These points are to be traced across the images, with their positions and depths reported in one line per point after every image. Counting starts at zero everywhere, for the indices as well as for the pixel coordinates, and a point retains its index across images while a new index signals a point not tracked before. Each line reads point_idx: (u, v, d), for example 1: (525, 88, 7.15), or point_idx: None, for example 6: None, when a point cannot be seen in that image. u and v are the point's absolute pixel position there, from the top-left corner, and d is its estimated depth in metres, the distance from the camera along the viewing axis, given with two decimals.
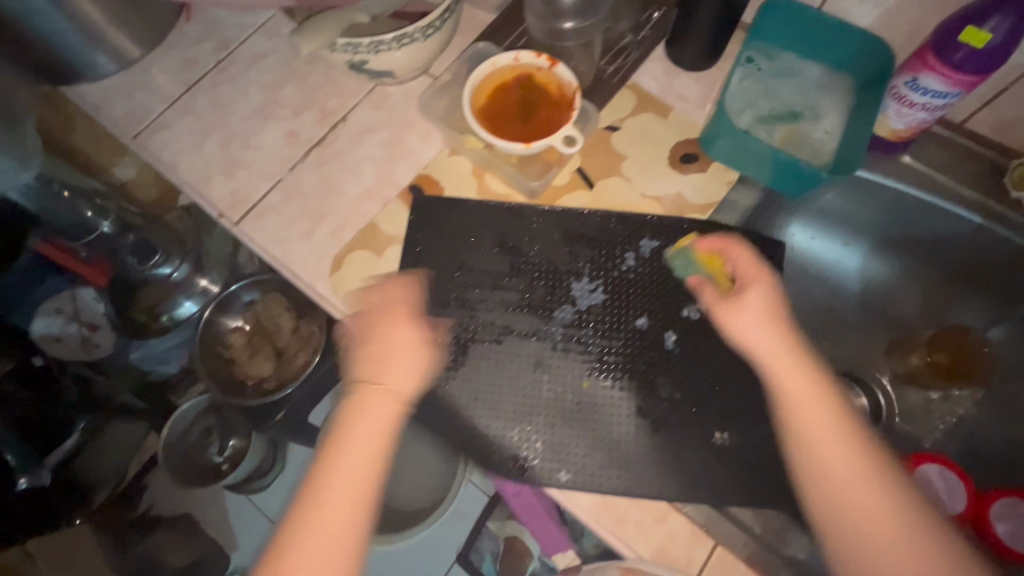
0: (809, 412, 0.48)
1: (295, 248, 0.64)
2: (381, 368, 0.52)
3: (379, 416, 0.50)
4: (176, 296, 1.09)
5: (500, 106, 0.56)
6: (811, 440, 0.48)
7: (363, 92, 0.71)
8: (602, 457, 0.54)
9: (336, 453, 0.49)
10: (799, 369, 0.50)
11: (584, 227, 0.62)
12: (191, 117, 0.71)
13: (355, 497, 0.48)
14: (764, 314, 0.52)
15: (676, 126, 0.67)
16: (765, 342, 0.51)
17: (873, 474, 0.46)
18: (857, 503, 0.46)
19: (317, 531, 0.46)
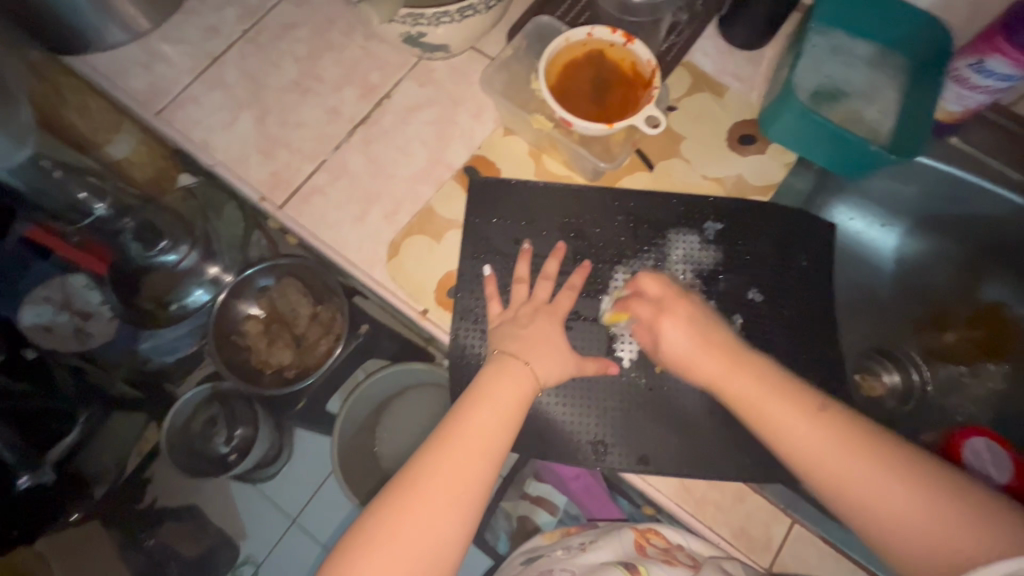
0: (792, 437, 0.48)
1: (347, 233, 0.61)
2: (509, 371, 0.52)
3: (501, 419, 0.50)
4: (185, 284, 1.03)
5: (572, 84, 0.54)
6: (806, 451, 0.47)
7: (407, 67, 0.67)
8: (678, 440, 0.54)
9: (450, 444, 0.49)
10: (730, 364, 0.51)
11: (645, 210, 0.62)
12: (220, 92, 0.67)
13: (459, 490, 0.48)
14: (697, 327, 0.53)
15: (732, 106, 0.66)
16: (718, 381, 0.51)
17: (897, 484, 0.45)
18: (870, 496, 0.45)
19: (421, 512, 0.47)
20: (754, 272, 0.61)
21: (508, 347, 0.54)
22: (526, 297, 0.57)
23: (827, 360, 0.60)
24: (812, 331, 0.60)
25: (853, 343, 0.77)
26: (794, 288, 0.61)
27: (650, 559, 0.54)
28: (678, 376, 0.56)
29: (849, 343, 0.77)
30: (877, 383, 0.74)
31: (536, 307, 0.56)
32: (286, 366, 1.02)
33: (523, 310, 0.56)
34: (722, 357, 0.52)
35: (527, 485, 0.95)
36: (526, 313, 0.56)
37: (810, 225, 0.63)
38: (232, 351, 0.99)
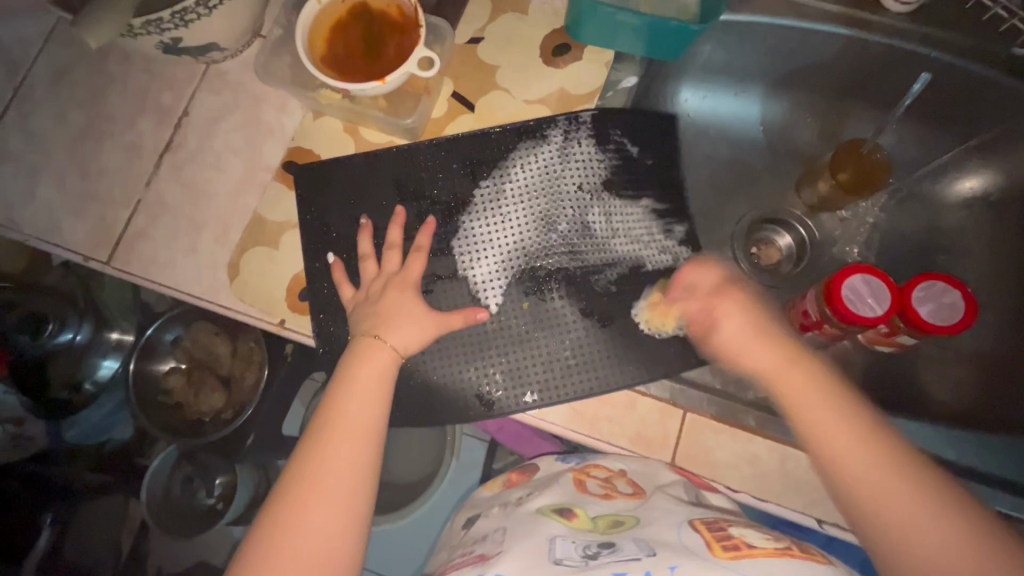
0: (827, 432, 0.47)
1: (184, 267, 0.58)
2: (369, 355, 0.50)
3: (371, 403, 0.49)
4: (90, 360, 0.99)
5: (341, 47, 0.51)
6: (836, 451, 0.46)
7: (195, 77, 0.62)
8: (562, 365, 0.54)
9: (323, 442, 0.47)
10: (781, 357, 0.52)
11: (480, 145, 0.59)
12: (9, 162, 0.62)
13: (346, 484, 0.45)
14: (753, 327, 0.54)
15: (539, 19, 0.63)
16: (790, 390, 0.50)
17: (922, 508, 0.43)
18: (878, 493, 0.44)
19: (311, 517, 0.44)
20: (603, 179, 0.58)
21: (368, 329, 0.52)
22: (377, 273, 0.55)
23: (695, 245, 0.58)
24: (676, 218, 0.59)
25: (741, 218, 0.76)
26: (645, 181, 0.59)
27: (589, 498, 0.52)
28: (552, 309, 0.55)
29: (737, 218, 0.76)
30: (774, 249, 0.75)
31: (387, 280, 0.54)
32: (221, 409, 1.00)
33: (375, 287, 0.54)
34: (776, 354, 0.52)
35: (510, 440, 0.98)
36: (379, 288, 0.54)
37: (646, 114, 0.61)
38: (164, 411, 0.97)
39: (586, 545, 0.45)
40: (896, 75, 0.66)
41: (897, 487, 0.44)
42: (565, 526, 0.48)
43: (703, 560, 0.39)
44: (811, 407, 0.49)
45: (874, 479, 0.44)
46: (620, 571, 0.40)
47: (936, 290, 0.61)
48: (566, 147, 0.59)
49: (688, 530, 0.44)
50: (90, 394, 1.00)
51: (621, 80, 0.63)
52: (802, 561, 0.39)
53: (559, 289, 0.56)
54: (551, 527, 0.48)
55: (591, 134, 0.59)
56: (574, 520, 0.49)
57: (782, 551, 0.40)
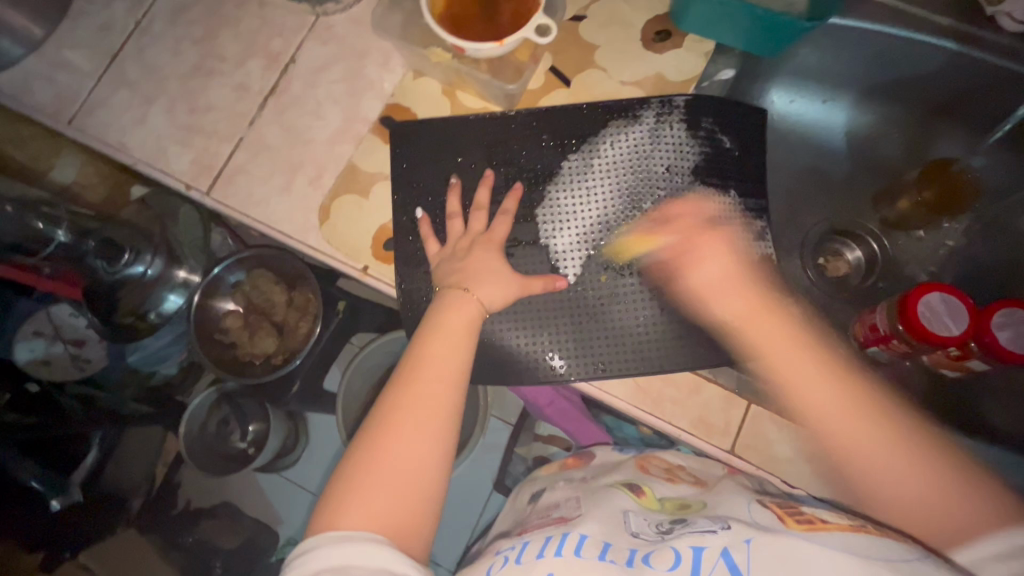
0: (804, 384, 0.52)
1: (277, 205, 0.61)
2: (457, 304, 0.52)
3: (456, 348, 0.50)
4: (158, 292, 1.02)
5: (459, 8, 0.53)
6: (807, 399, 0.51)
7: (305, 28, 0.65)
8: (634, 338, 0.55)
9: (412, 381, 0.49)
10: (756, 312, 0.55)
11: (573, 120, 0.60)
12: (125, 90, 0.66)
13: (431, 420, 0.47)
14: (728, 261, 0.56)
15: (643, 3, 0.63)
16: (758, 340, 0.54)
17: (898, 454, 0.48)
18: (848, 438, 0.49)
19: (401, 448, 0.45)
20: (692, 164, 0.59)
21: (454, 283, 0.54)
22: (462, 232, 0.57)
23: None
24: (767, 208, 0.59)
25: (813, 227, 0.76)
26: (735, 171, 0.59)
27: (653, 480, 0.58)
28: (628, 284, 0.56)
29: (809, 226, 0.76)
30: (842, 262, 0.75)
31: (473, 240, 0.56)
32: (272, 353, 1.04)
33: (460, 245, 0.56)
34: (752, 304, 0.55)
35: (538, 426, 1.01)
36: (464, 247, 0.56)
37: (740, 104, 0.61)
38: (220, 349, 1.02)
39: (658, 523, 0.50)
40: (1000, 95, 0.65)
41: (874, 432, 0.49)
42: (635, 503, 0.53)
43: (779, 534, 0.42)
44: (801, 389, 0.52)
45: (851, 425, 0.49)
46: (698, 544, 0.44)
47: (1017, 317, 0.60)
48: (657, 129, 0.60)
49: (759, 508, 0.47)
50: (153, 324, 1.02)
51: (718, 72, 0.63)
52: (881, 539, 0.42)
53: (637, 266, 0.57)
54: (622, 500, 0.53)
55: (684, 119, 0.60)
56: (642, 498, 0.54)
57: (857, 528, 0.43)
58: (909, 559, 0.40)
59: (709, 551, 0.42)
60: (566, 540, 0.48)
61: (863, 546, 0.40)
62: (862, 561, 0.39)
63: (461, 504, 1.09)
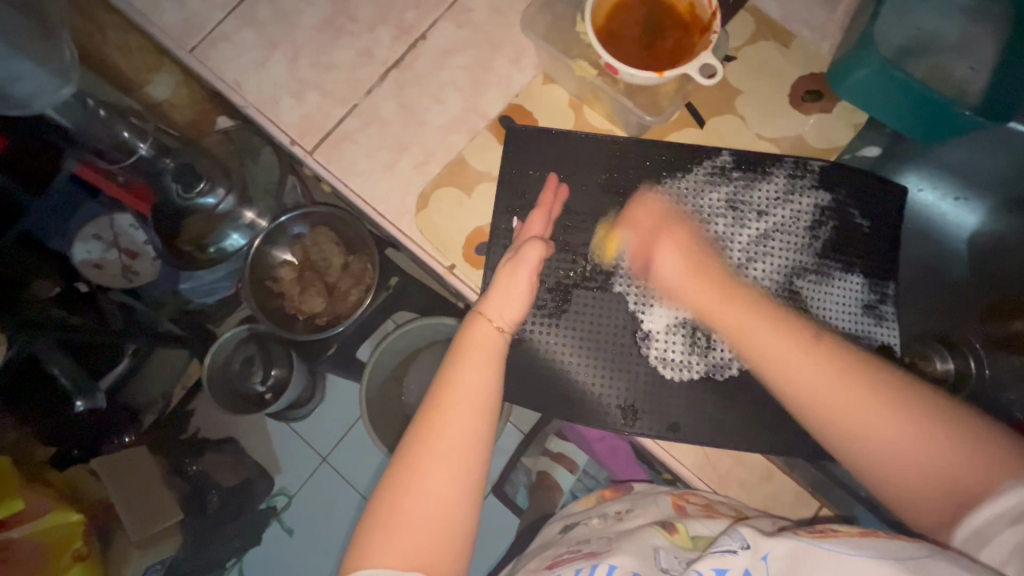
0: (768, 347, 0.47)
1: (377, 180, 0.59)
2: (480, 333, 0.51)
3: (485, 375, 0.50)
4: (221, 228, 1.03)
5: (620, 25, 0.49)
6: (800, 391, 0.46)
7: (444, 6, 0.63)
8: (718, 406, 0.53)
9: (438, 410, 0.48)
10: (726, 292, 0.51)
11: (694, 168, 0.57)
12: (252, 30, 0.64)
13: (456, 449, 0.47)
14: (681, 242, 0.53)
15: (799, 58, 0.60)
16: (728, 318, 0.50)
17: (905, 427, 0.43)
18: (844, 416, 0.44)
19: (431, 481, 0.45)
20: (810, 235, 0.56)
21: (518, 308, 0.52)
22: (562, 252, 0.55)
23: (889, 328, 0.55)
24: (876, 296, 0.56)
25: None
26: (854, 250, 0.56)
27: (690, 516, 0.50)
28: (715, 352, 0.53)
29: None
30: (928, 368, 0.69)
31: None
32: (317, 313, 1.03)
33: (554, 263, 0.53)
34: (703, 277, 0.52)
35: (549, 440, 0.97)
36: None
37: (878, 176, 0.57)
38: (268, 295, 1.01)
39: (688, 559, 0.45)
40: None
41: (877, 410, 0.43)
42: (666, 539, 0.48)
43: (789, 537, 0.42)
44: (787, 362, 0.47)
45: (846, 411, 0.44)
46: (720, 567, 0.41)
47: None
48: (782, 192, 0.56)
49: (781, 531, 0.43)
50: (210, 258, 1.03)
51: (863, 146, 0.60)
52: (891, 541, 0.40)
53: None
54: (652, 536, 0.48)
55: (814, 186, 0.56)
56: (675, 535, 0.48)
57: (867, 534, 0.42)
58: (921, 555, 0.38)
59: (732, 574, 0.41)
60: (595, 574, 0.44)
61: (872, 547, 0.40)
62: (876, 564, 0.38)
63: None
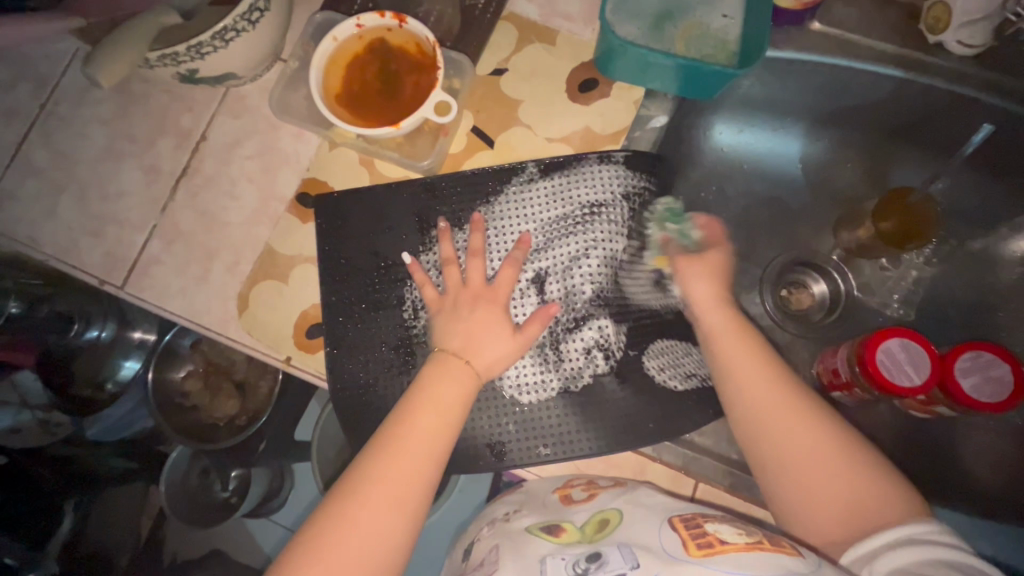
0: (751, 387, 0.50)
1: (195, 296, 0.58)
2: (448, 369, 0.51)
3: (448, 413, 0.49)
4: (113, 358, 0.99)
5: (357, 86, 0.51)
6: (755, 426, 0.49)
7: (215, 100, 0.61)
8: (579, 413, 0.53)
9: (392, 444, 0.48)
10: (726, 320, 0.53)
11: (504, 181, 0.56)
12: (34, 179, 0.62)
13: (405, 487, 0.47)
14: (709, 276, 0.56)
15: (568, 51, 0.60)
16: (729, 348, 0.52)
17: (827, 457, 0.47)
18: (781, 449, 0.48)
19: (368, 516, 0.45)
20: (629, 221, 0.56)
21: (451, 344, 0.52)
22: (461, 282, 0.54)
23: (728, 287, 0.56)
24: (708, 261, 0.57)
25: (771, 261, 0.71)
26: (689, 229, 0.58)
27: (575, 506, 0.50)
28: (564, 363, 0.54)
29: (769, 259, 0.71)
30: (805, 294, 0.71)
31: (476, 294, 0.53)
32: (235, 415, 1.00)
33: (462, 298, 0.53)
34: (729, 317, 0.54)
35: None
36: (467, 302, 0.53)
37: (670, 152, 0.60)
38: (181, 415, 0.96)
39: (575, 561, 0.45)
40: (954, 125, 0.61)
41: (805, 444, 0.48)
42: (553, 545, 0.47)
43: (680, 565, 0.40)
44: (763, 402, 0.49)
45: (788, 440, 0.48)
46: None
47: (982, 362, 0.56)
48: (596, 183, 0.55)
49: (666, 531, 0.44)
50: (111, 393, 0.99)
51: (651, 118, 0.59)
52: (775, 557, 0.40)
53: (575, 336, 0.54)
54: (538, 545, 0.47)
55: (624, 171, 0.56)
56: (562, 535, 0.48)
57: (752, 546, 0.41)
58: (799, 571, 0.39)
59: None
60: None
61: (756, 566, 0.39)
62: None
63: None
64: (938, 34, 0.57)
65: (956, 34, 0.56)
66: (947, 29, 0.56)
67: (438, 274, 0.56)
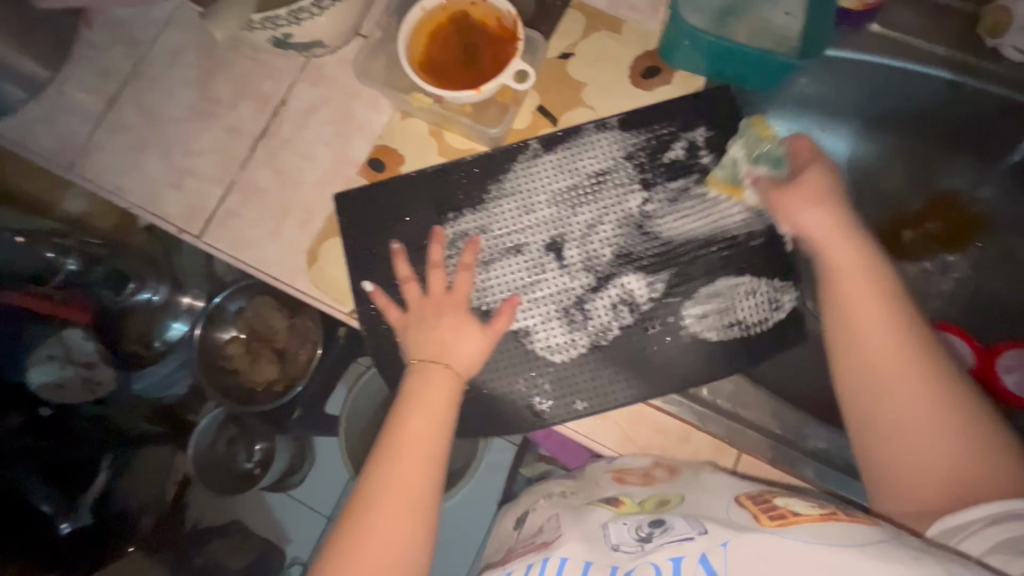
0: (867, 335, 0.48)
1: (267, 248, 0.61)
2: (429, 377, 0.53)
3: (433, 424, 0.51)
4: (162, 319, 1.01)
5: (440, 55, 0.54)
6: (862, 368, 0.48)
7: (296, 69, 0.65)
8: (613, 363, 0.56)
9: (388, 460, 0.49)
10: (861, 266, 0.51)
11: (515, 158, 0.60)
12: (122, 134, 0.67)
13: (408, 499, 0.48)
14: (825, 201, 0.53)
15: (632, 40, 0.63)
16: (844, 293, 0.50)
17: (931, 417, 0.45)
18: (887, 395, 0.47)
19: (380, 527, 0.46)
20: (636, 176, 0.59)
21: (423, 354, 0.55)
22: (444, 290, 0.57)
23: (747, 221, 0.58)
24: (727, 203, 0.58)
25: None
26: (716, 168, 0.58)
27: (632, 484, 0.52)
28: (592, 320, 0.56)
29: None
30: None
31: (436, 304, 0.56)
32: (273, 380, 1.02)
33: (424, 310, 0.56)
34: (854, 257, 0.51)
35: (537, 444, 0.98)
36: (431, 313, 0.56)
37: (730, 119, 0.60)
38: (223, 377, 1.00)
39: (637, 527, 0.47)
40: (1004, 129, 0.63)
41: (918, 397, 0.46)
42: (613, 513, 0.49)
43: (752, 530, 0.41)
44: (873, 348, 0.48)
45: (898, 387, 0.46)
46: (677, 555, 0.42)
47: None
48: (596, 152, 0.59)
49: (735, 508, 0.45)
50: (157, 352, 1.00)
51: None
52: (845, 525, 0.41)
53: (598, 295, 0.57)
54: (599, 514, 0.50)
55: (621, 136, 0.59)
56: (621, 507, 0.50)
57: (826, 517, 0.42)
58: (875, 540, 0.38)
59: (687, 560, 0.41)
60: (547, 566, 0.45)
61: (830, 534, 0.39)
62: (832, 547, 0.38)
63: (458, 534, 1.02)
64: (995, 39, 0.59)
65: (1013, 40, 0.58)
66: (1004, 35, 0.58)
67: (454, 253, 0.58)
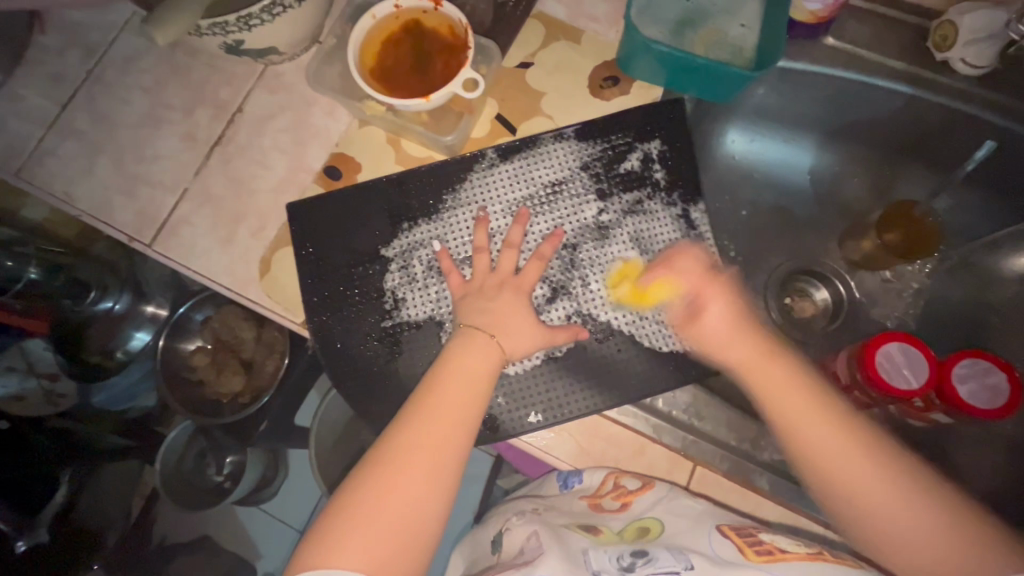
0: (805, 422, 0.50)
1: (218, 257, 0.60)
2: (478, 345, 0.52)
3: (473, 384, 0.50)
4: (124, 329, 0.98)
5: (391, 63, 0.54)
6: (806, 455, 0.49)
7: (253, 76, 0.65)
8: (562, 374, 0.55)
9: (421, 412, 0.49)
10: (749, 353, 0.53)
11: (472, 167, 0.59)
12: (74, 141, 0.65)
13: (434, 458, 0.48)
14: (730, 311, 0.55)
15: (591, 49, 0.63)
16: (751, 373, 0.53)
17: (887, 482, 0.48)
18: (842, 474, 0.48)
19: (402, 484, 0.46)
20: (592, 188, 0.58)
21: None
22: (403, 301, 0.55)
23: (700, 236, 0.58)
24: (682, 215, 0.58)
25: (778, 266, 0.72)
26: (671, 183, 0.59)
27: (607, 511, 0.54)
28: None
29: (775, 264, 0.72)
30: (807, 302, 0.72)
31: None
32: (239, 392, 1.00)
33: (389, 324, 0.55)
34: (750, 346, 0.54)
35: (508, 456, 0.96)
36: None
37: (686, 130, 0.60)
38: (186, 388, 0.97)
39: (619, 555, 0.49)
40: (956, 140, 0.64)
41: (866, 470, 0.48)
42: (593, 541, 0.51)
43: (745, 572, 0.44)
44: (803, 425, 0.50)
45: (839, 465, 0.48)
46: None
47: (979, 369, 0.58)
48: (556, 162, 0.59)
49: (717, 536, 0.48)
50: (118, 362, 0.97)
51: None
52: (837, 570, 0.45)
53: (552, 307, 0.56)
54: (578, 539, 0.51)
55: (580, 145, 0.59)
56: (600, 535, 0.52)
57: (813, 557, 0.46)
58: None
59: None
60: None
61: None
62: None
63: None
64: (945, 51, 0.60)
65: (961, 53, 0.59)
66: (953, 47, 0.59)
67: (408, 263, 0.58)
